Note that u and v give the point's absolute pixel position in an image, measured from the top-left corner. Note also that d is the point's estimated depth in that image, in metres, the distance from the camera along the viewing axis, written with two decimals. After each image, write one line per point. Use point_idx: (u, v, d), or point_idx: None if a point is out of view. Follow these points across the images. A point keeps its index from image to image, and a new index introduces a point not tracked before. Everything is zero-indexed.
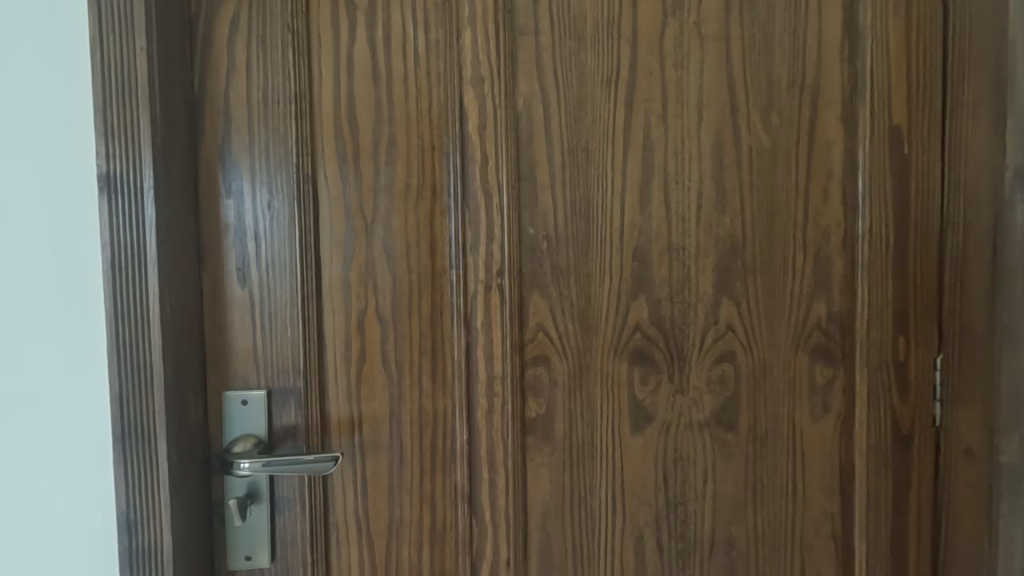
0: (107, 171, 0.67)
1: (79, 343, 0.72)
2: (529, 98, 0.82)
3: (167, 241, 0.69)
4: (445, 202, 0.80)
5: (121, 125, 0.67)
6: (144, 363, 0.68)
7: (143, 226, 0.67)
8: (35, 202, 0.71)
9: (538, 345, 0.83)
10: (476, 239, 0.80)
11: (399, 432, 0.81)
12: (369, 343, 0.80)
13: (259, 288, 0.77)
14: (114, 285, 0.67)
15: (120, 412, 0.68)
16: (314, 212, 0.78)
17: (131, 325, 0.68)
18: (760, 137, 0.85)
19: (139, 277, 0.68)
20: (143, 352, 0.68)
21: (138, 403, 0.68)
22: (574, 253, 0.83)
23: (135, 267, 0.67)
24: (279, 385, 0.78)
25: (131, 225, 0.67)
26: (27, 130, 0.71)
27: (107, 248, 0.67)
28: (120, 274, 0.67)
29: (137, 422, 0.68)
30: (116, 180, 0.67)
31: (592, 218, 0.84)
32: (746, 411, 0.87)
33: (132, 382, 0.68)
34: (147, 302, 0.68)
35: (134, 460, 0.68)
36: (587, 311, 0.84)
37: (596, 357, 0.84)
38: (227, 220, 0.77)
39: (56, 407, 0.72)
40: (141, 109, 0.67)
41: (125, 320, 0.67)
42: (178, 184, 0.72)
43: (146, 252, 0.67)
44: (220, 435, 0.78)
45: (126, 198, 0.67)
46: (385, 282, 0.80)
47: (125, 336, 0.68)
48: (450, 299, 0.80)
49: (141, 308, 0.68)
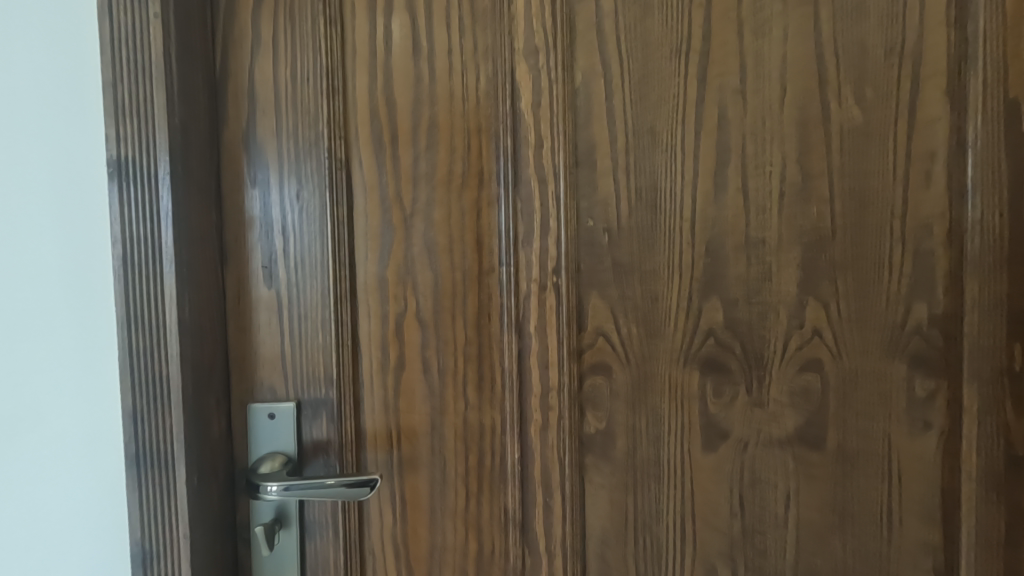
0: (119, 157, 0.59)
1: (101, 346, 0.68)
2: (588, 73, 0.72)
3: (186, 235, 0.61)
4: (493, 190, 0.71)
5: (134, 103, 0.59)
6: (160, 374, 0.60)
7: (158, 218, 0.59)
8: (48, 205, 0.68)
9: (597, 352, 0.74)
10: (529, 233, 0.71)
11: (440, 449, 0.72)
12: (408, 350, 0.71)
13: (289, 288, 0.69)
14: (127, 286, 0.60)
15: (134, 428, 0.60)
16: (347, 203, 0.69)
17: (147, 331, 0.60)
18: (852, 114, 0.74)
19: (154, 277, 0.60)
20: (159, 362, 0.60)
21: (154, 419, 0.60)
22: (637, 247, 0.74)
23: (149, 266, 0.60)
24: (309, 396, 0.70)
25: (145, 218, 0.59)
26: (41, 130, 0.67)
27: (119, 243, 0.60)
28: (133, 272, 0.60)
29: (154, 440, 0.60)
30: (128, 166, 0.59)
31: (660, 208, 0.74)
32: (835, 428, 0.77)
33: (148, 396, 0.60)
34: (164, 305, 0.60)
35: (151, 482, 0.60)
36: (654, 313, 0.74)
37: (664, 365, 0.74)
38: (252, 213, 0.69)
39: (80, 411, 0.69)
40: (156, 85, 0.59)
41: (139, 325, 0.60)
42: (198, 171, 0.64)
43: (162, 248, 0.60)
44: (245, 452, 0.69)
45: (140, 187, 0.59)
46: (426, 281, 0.71)
47: (139, 343, 0.60)
48: (499, 299, 0.71)
49: (156, 312, 0.60)
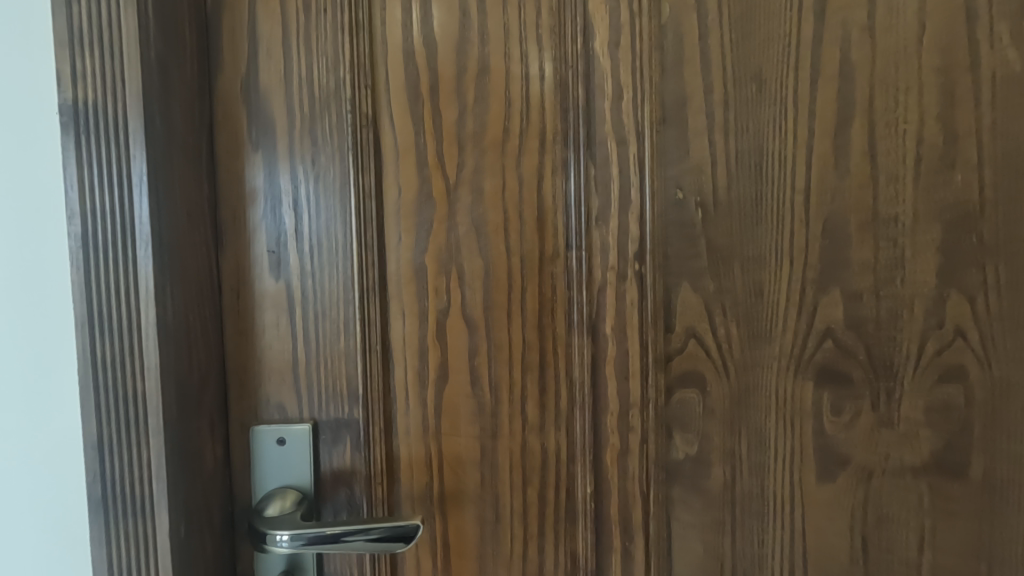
0: (79, 101, 0.44)
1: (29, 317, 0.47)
2: (677, 4, 0.57)
3: (165, 210, 0.46)
4: (559, 154, 0.56)
5: (95, 30, 0.44)
6: (133, 392, 0.45)
7: (128, 185, 0.44)
8: None
9: (688, 358, 0.59)
10: (606, 208, 0.55)
11: (492, 481, 0.57)
12: (452, 356, 0.56)
13: (304, 278, 0.54)
14: (88, 275, 0.45)
15: (100, 463, 0.46)
16: (377, 170, 0.54)
17: (117, 336, 0.45)
18: (1009, 56, 0.56)
19: (124, 264, 0.45)
20: (132, 376, 0.45)
21: (126, 451, 0.45)
22: (738, 227, 0.58)
23: (117, 249, 0.45)
24: (328, 417, 0.55)
25: (110, 185, 0.44)
26: None
27: (76, 217, 0.44)
28: (95, 257, 0.45)
29: (127, 479, 0.46)
30: (87, 114, 0.44)
31: (767, 177, 0.58)
32: (979, 453, 0.59)
33: (118, 421, 0.45)
34: (137, 301, 0.45)
35: (124, 533, 0.46)
36: (758, 310, 0.59)
37: (770, 375, 0.59)
38: (255, 182, 0.53)
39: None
40: (125, 5, 0.44)
41: (105, 328, 0.45)
42: (182, 125, 0.49)
43: (135, 225, 0.45)
44: (247, 486, 0.55)
45: (104, 141, 0.44)
46: (474, 269, 0.56)
47: (106, 352, 0.45)
48: (568, 291, 0.56)
49: (128, 310, 0.45)
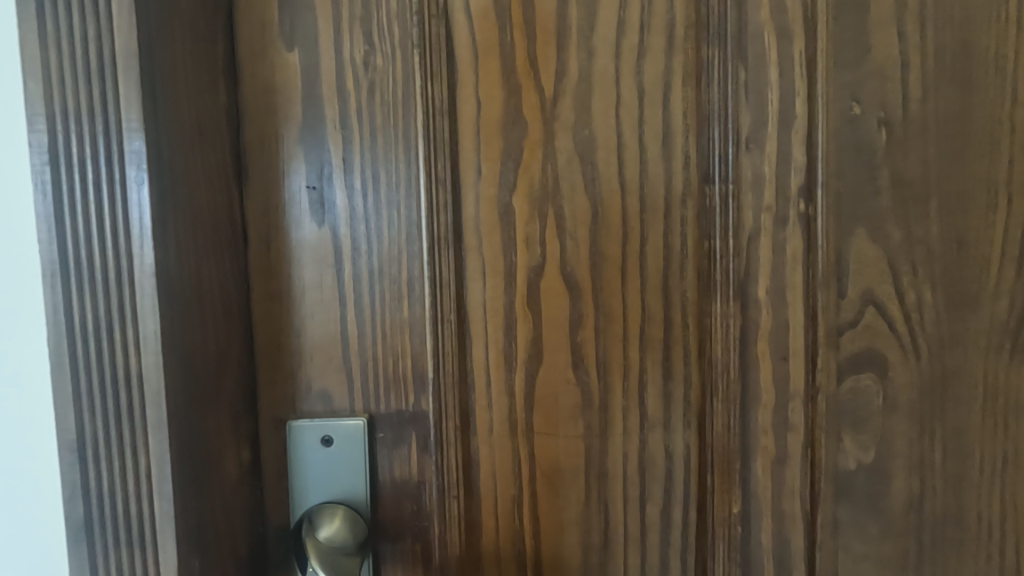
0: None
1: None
2: None
3: (163, 117, 0.33)
4: (696, 54, 0.41)
5: None
6: (125, 371, 0.32)
7: (111, 78, 0.31)
8: None
9: (864, 331, 0.43)
10: (760, 126, 0.41)
11: (600, 496, 0.43)
12: (549, 329, 0.42)
13: (355, 222, 0.40)
14: (61, 207, 0.31)
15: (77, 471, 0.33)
16: (450, 76, 0.40)
17: (102, 293, 0.32)
18: None
19: (110, 190, 0.32)
20: (122, 350, 0.32)
21: (117, 453, 0.33)
22: (938, 152, 0.43)
23: (100, 168, 0.31)
24: (387, 410, 0.41)
25: (88, 78, 0.31)
26: None
27: (41, 121, 0.31)
28: (70, 182, 0.31)
29: (120, 491, 0.33)
30: None
31: (978, 82, 0.42)
32: None
33: (106, 412, 0.32)
34: (128, 243, 0.32)
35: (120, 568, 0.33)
36: (964, 268, 0.43)
37: (975, 357, 0.44)
38: (290, 93, 0.39)
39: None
40: None
41: (87, 283, 0.32)
42: (189, 4, 0.35)
43: (122, 135, 0.31)
44: (282, 501, 0.41)
45: (77, 12, 0.31)
46: (578, 213, 0.42)
47: (88, 317, 0.32)
48: (704, 242, 0.42)
49: (115, 255, 0.32)
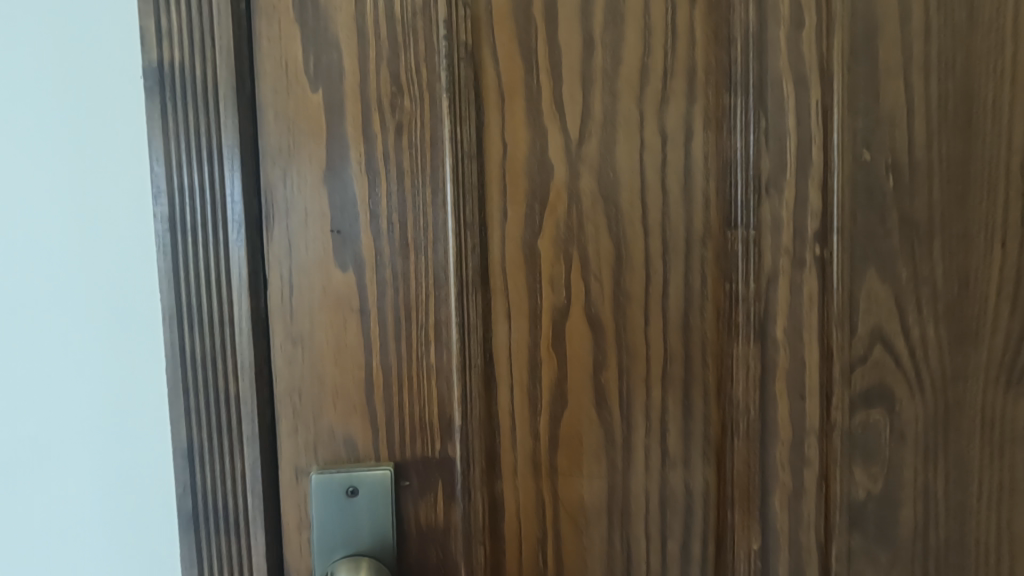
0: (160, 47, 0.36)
1: (113, 290, 0.40)
2: None
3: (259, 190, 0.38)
4: (718, 100, 0.42)
5: None
6: (228, 408, 0.37)
7: (221, 160, 0.37)
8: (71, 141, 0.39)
9: (874, 367, 0.45)
10: (778, 172, 0.42)
11: (623, 533, 0.44)
12: (574, 370, 0.42)
13: (382, 264, 0.39)
14: (176, 264, 0.36)
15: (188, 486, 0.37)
16: (478, 119, 0.40)
17: (207, 341, 0.37)
18: None
19: (217, 252, 0.37)
20: (226, 383, 0.37)
21: (219, 478, 0.37)
22: (941, 196, 0.45)
23: (207, 235, 0.37)
24: (414, 456, 0.40)
25: (204, 161, 0.36)
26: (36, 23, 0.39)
27: (162, 193, 0.36)
28: (183, 247, 0.36)
29: (223, 504, 0.37)
30: (174, 75, 0.36)
31: (978, 130, 0.44)
32: None
33: (210, 439, 0.37)
34: (231, 298, 0.37)
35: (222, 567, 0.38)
36: (961, 306, 0.46)
37: (971, 390, 0.46)
38: (315, 137, 0.38)
39: (73, 393, 0.41)
40: None
41: (195, 333, 0.37)
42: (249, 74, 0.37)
43: (227, 210, 0.37)
44: (302, 555, 0.40)
45: (193, 102, 0.36)
46: (603, 254, 0.42)
47: (194, 361, 0.37)
48: (725, 284, 0.43)
49: (220, 310, 0.37)
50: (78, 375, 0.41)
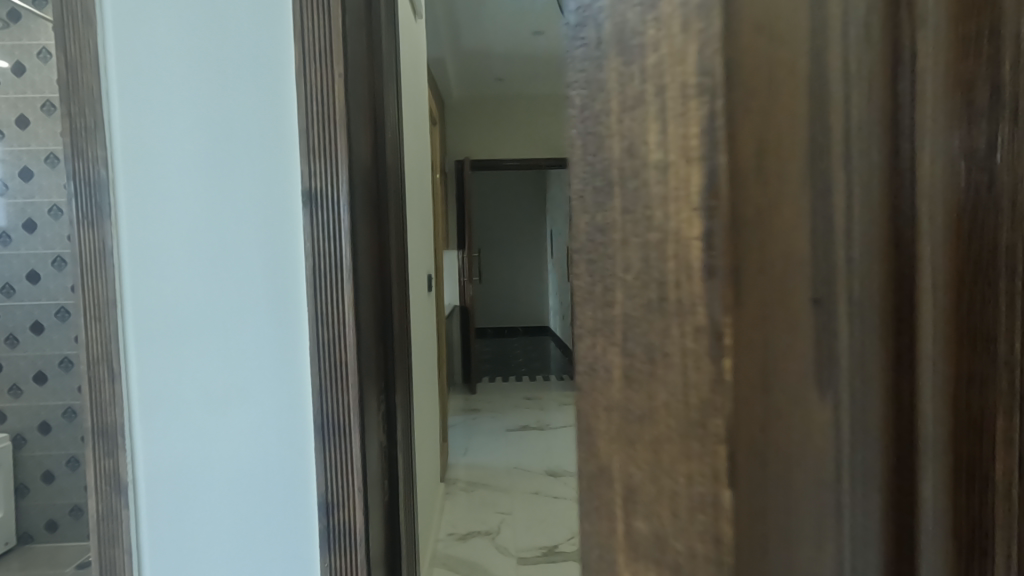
0: (307, 144, 0.45)
1: (256, 285, 0.46)
2: None
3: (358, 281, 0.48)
4: None
5: (319, 130, 0.45)
6: (349, 460, 0.46)
7: (347, 268, 0.46)
8: (221, 165, 0.46)
9: None
10: None
11: None
12: None
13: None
14: (314, 309, 0.46)
15: (321, 475, 0.46)
16: None
17: (335, 407, 0.46)
18: None
19: (343, 341, 0.46)
20: (347, 403, 0.46)
21: (342, 510, 0.46)
22: None
23: (335, 326, 0.46)
24: None
25: (337, 265, 0.46)
26: (190, 75, 0.46)
27: (308, 249, 0.46)
28: (323, 331, 0.46)
29: (340, 526, 0.46)
30: (316, 198, 0.45)
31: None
32: None
33: (337, 478, 0.46)
34: (349, 373, 0.46)
35: (335, 537, 0.47)
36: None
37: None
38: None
39: (237, 373, 0.47)
40: (341, 96, 0.45)
41: (328, 403, 0.46)
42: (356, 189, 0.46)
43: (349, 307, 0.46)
44: None
45: (326, 217, 0.45)
46: None
47: (327, 426, 0.46)
48: None
49: (343, 383, 0.46)
50: (243, 355, 0.46)
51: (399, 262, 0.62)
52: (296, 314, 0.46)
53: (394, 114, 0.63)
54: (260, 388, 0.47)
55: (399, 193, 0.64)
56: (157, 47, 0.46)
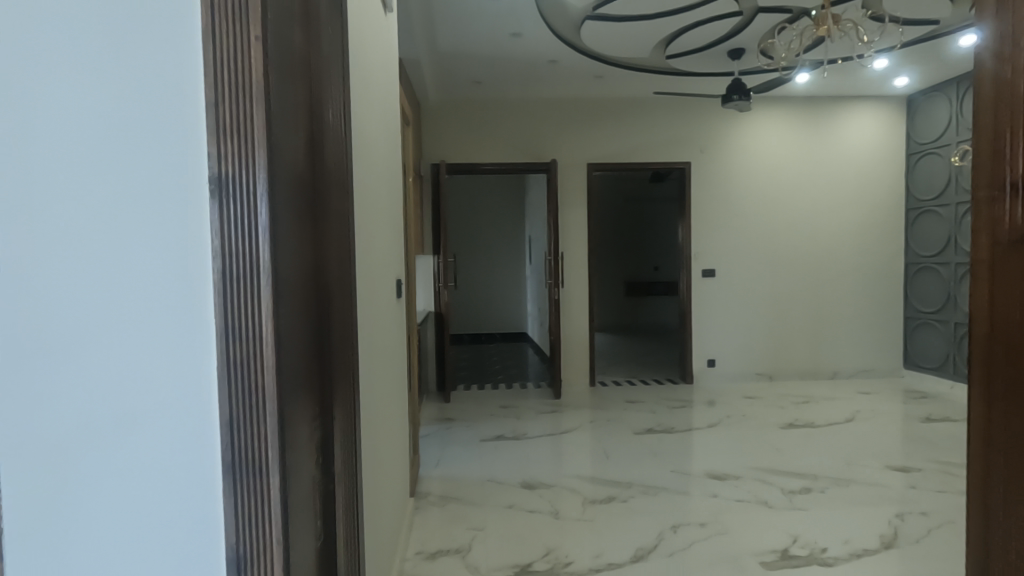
0: (215, 128, 0.41)
1: (151, 292, 0.42)
2: None
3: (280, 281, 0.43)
4: None
5: (231, 109, 0.40)
6: (262, 483, 0.41)
7: (260, 265, 0.41)
8: (111, 161, 0.42)
9: None
10: None
11: None
12: None
13: None
14: (226, 315, 0.41)
15: (232, 498, 0.42)
16: None
17: (247, 423, 0.41)
18: None
19: (256, 349, 0.41)
20: (263, 422, 0.41)
21: (256, 537, 0.42)
22: None
23: (247, 332, 0.41)
24: None
25: (249, 263, 0.41)
26: (77, 58, 0.41)
27: (217, 247, 0.41)
28: (234, 336, 0.41)
29: (253, 553, 0.42)
30: (227, 184, 0.41)
31: (987, 192, 0.44)
32: None
33: (251, 501, 0.42)
34: (263, 386, 0.41)
35: (247, 565, 0.42)
36: (981, 360, 0.44)
37: (971, 446, 0.46)
38: None
39: (132, 384, 0.42)
40: (254, 71, 0.40)
41: (239, 415, 0.41)
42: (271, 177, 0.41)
43: (262, 311, 0.41)
44: None
45: (239, 208, 0.41)
46: None
47: (240, 441, 0.41)
48: None
49: (257, 395, 0.41)
50: (139, 363, 0.42)
51: (335, 267, 0.58)
52: (200, 319, 0.42)
53: (331, 110, 0.59)
54: (156, 406, 0.42)
55: (337, 194, 0.60)
56: (36, 27, 0.41)
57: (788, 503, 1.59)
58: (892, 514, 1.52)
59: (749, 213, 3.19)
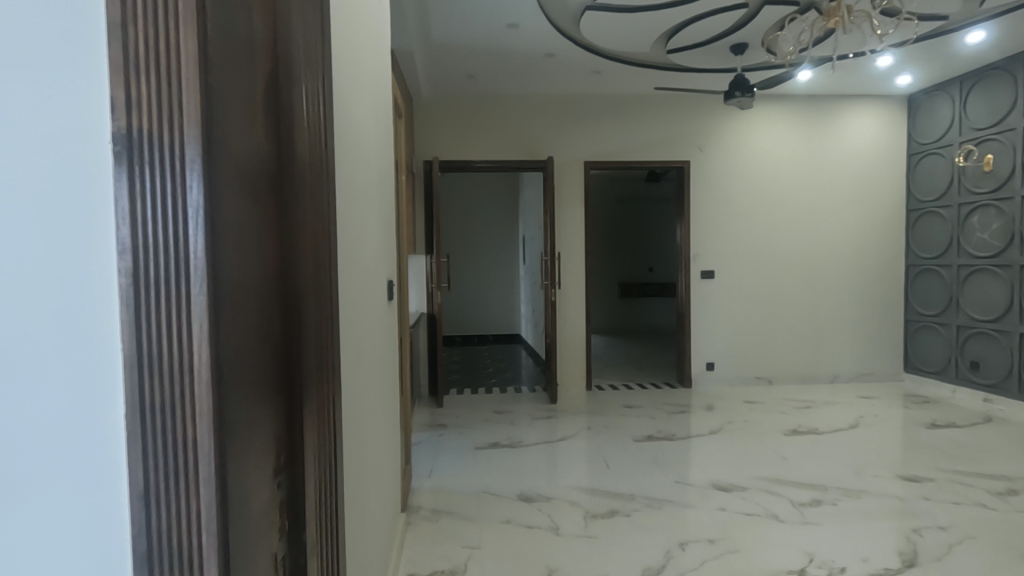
0: (134, 91, 0.35)
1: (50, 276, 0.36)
2: None
3: (217, 268, 0.38)
4: None
5: (154, 70, 0.36)
6: (189, 493, 0.37)
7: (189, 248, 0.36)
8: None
9: None
10: None
11: None
12: None
13: None
14: (142, 333, 0.36)
15: (150, 513, 0.37)
16: None
17: (171, 426, 0.37)
18: None
19: (184, 344, 0.36)
20: (194, 451, 0.37)
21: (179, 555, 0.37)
22: None
23: (175, 324, 0.36)
24: None
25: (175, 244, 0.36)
26: None
27: (127, 252, 0.36)
28: (155, 329, 0.36)
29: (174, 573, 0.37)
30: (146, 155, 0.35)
31: None
32: None
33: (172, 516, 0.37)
34: (192, 384, 0.37)
35: None
36: None
37: None
38: None
39: (27, 384, 0.36)
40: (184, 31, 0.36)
41: (161, 418, 0.37)
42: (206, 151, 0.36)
43: (190, 302, 0.37)
44: None
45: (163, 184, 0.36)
46: None
47: (161, 446, 0.37)
48: None
49: (184, 396, 0.37)
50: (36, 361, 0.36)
51: (303, 262, 0.52)
52: (108, 309, 0.36)
53: (304, 93, 0.53)
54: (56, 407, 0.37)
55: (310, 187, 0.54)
56: None
57: (799, 516, 1.51)
58: (910, 529, 1.44)
59: (748, 213, 3.12)
